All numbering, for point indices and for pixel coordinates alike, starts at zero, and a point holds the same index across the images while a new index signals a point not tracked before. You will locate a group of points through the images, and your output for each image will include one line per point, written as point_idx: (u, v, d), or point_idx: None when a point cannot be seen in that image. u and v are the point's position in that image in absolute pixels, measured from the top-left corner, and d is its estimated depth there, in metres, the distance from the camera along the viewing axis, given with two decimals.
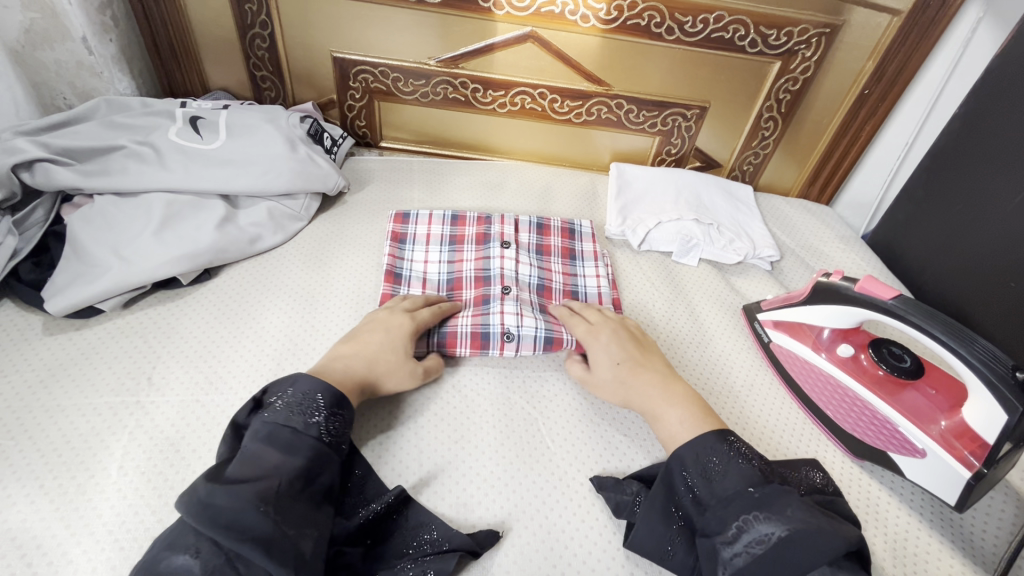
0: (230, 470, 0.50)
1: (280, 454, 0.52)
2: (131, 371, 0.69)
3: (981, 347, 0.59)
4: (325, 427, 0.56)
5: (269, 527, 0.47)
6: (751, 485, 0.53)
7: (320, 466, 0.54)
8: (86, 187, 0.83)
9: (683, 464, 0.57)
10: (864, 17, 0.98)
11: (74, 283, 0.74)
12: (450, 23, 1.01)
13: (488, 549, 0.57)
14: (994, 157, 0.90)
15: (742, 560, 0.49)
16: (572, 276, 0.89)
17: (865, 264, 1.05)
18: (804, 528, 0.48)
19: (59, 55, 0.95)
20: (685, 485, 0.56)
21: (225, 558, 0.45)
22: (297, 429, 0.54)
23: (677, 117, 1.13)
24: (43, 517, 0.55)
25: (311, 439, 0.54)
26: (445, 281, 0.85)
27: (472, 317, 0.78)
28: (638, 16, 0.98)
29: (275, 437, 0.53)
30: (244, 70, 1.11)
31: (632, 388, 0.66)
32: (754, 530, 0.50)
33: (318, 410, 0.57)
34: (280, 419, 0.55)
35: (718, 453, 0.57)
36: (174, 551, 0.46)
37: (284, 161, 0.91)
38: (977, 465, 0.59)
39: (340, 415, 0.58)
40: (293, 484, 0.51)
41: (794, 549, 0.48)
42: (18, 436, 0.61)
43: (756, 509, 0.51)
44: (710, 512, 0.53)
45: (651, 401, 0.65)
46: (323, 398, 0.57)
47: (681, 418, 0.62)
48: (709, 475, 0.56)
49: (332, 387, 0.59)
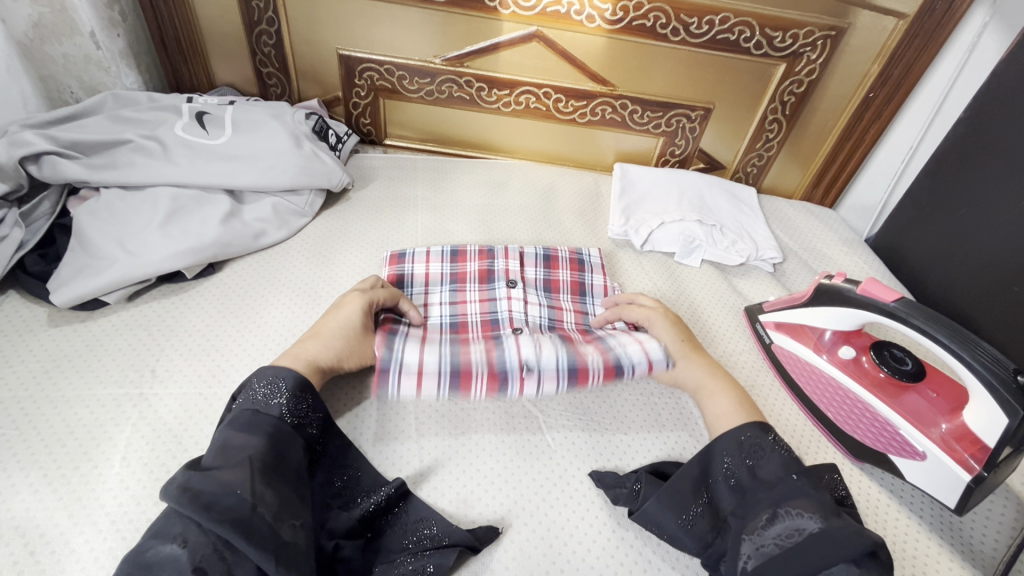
0: (206, 459, 0.51)
1: (246, 435, 0.53)
2: (135, 363, 0.69)
3: (983, 351, 0.59)
4: (287, 407, 0.57)
5: (248, 508, 0.47)
6: (794, 472, 0.55)
7: (285, 446, 0.54)
8: (93, 180, 0.83)
9: (726, 448, 0.58)
10: (870, 20, 0.98)
11: (80, 275, 0.75)
12: (456, 22, 1.02)
13: (487, 544, 0.57)
14: (998, 161, 0.90)
15: (774, 549, 0.50)
16: (584, 314, 0.83)
17: (867, 267, 1.05)
18: (842, 526, 0.49)
19: (67, 49, 0.95)
20: (724, 472, 0.57)
21: (213, 547, 0.45)
22: (257, 409, 0.55)
23: (681, 118, 1.13)
24: (46, 505, 0.55)
25: (274, 419, 0.55)
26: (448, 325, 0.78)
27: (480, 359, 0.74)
28: (644, 17, 0.98)
29: (236, 419, 0.54)
30: (251, 67, 1.12)
31: (695, 361, 0.71)
32: (786, 523, 0.51)
33: (281, 393, 0.57)
34: (245, 404, 0.56)
35: (763, 443, 0.58)
36: (164, 540, 0.45)
37: (289, 157, 0.92)
38: (976, 468, 0.60)
39: (306, 396, 0.58)
40: (265, 460, 0.52)
41: (833, 538, 0.48)
42: (22, 426, 0.61)
43: (795, 495, 0.53)
44: (750, 494, 0.55)
45: (707, 379, 0.69)
46: (282, 379, 0.58)
47: (734, 401, 0.65)
48: (753, 462, 0.57)
49: (294, 371, 0.59)
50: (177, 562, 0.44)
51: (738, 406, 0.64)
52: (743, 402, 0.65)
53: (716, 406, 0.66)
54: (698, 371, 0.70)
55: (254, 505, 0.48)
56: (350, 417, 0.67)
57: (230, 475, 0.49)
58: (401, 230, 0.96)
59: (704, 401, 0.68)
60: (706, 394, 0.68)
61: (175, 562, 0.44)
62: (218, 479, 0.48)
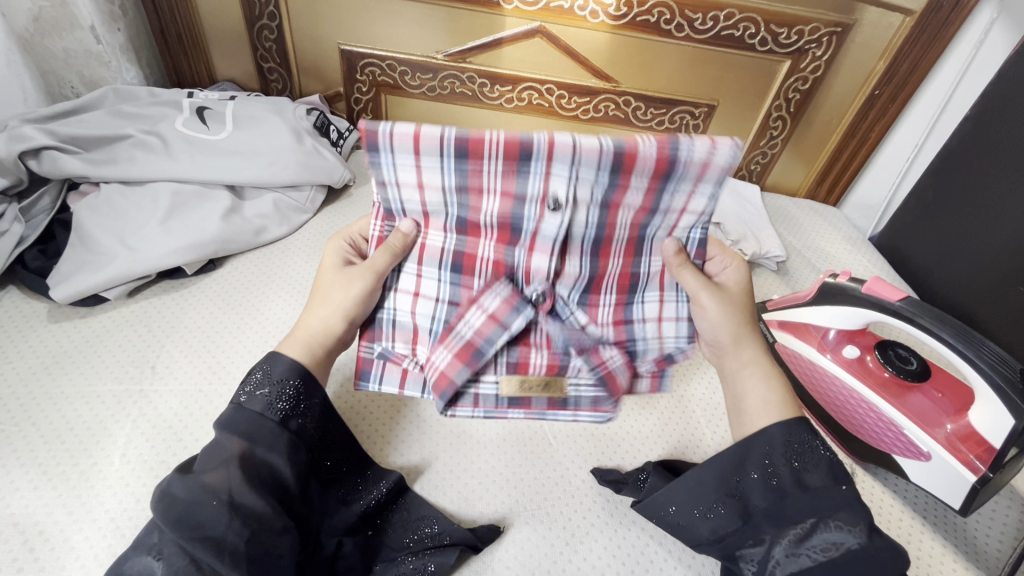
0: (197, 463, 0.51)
1: (229, 437, 0.51)
2: (134, 360, 0.69)
3: (988, 351, 0.60)
4: (270, 399, 0.53)
5: (222, 525, 0.46)
6: (841, 482, 0.52)
7: (263, 446, 0.51)
8: (94, 175, 0.83)
9: (771, 448, 0.54)
10: (876, 16, 0.97)
11: (79, 271, 0.74)
12: (459, 17, 1.01)
13: (489, 544, 0.57)
14: (1006, 159, 0.89)
15: (809, 561, 0.49)
16: (626, 317, 0.64)
17: (871, 266, 1.04)
18: (880, 544, 0.49)
19: (67, 43, 0.94)
20: (765, 471, 0.54)
21: (189, 558, 0.45)
22: (239, 405, 0.53)
23: (684, 115, 1.12)
24: (45, 501, 0.55)
25: (257, 416, 0.52)
26: (458, 224, 0.60)
27: (498, 199, 0.57)
28: (648, 12, 0.97)
29: (221, 417, 0.52)
30: (252, 62, 1.11)
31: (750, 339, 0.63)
32: (824, 535, 0.50)
33: (266, 383, 0.54)
34: (233, 399, 0.54)
35: (808, 443, 0.54)
36: (142, 551, 0.47)
37: (290, 153, 0.92)
38: (982, 469, 0.59)
39: (291, 386, 0.54)
40: (241, 463, 0.49)
41: (880, 554, 0.48)
42: (22, 422, 0.61)
43: (845, 507, 0.51)
44: (790, 502, 0.52)
45: (751, 364, 0.62)
46: (267, 370, 0.55)
47: (771, 389, 0.60)
48: (799, 466, 0.53)
49: (278, 357, 0.55)
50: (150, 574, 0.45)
51: (775, 397, 0.59)
52: (783, 390, 0.60)
53: (752, 397, 0.60)
54: (754, 350, 0.63)
55: (229, 521, 0.46)
56: (349, 414, 0.66)
57: (209, 479, 0.48)
58: None
59: (751, 382, 0.61)
60: (758, 375, 0.61)
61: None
62: (199, 485, 0.48)
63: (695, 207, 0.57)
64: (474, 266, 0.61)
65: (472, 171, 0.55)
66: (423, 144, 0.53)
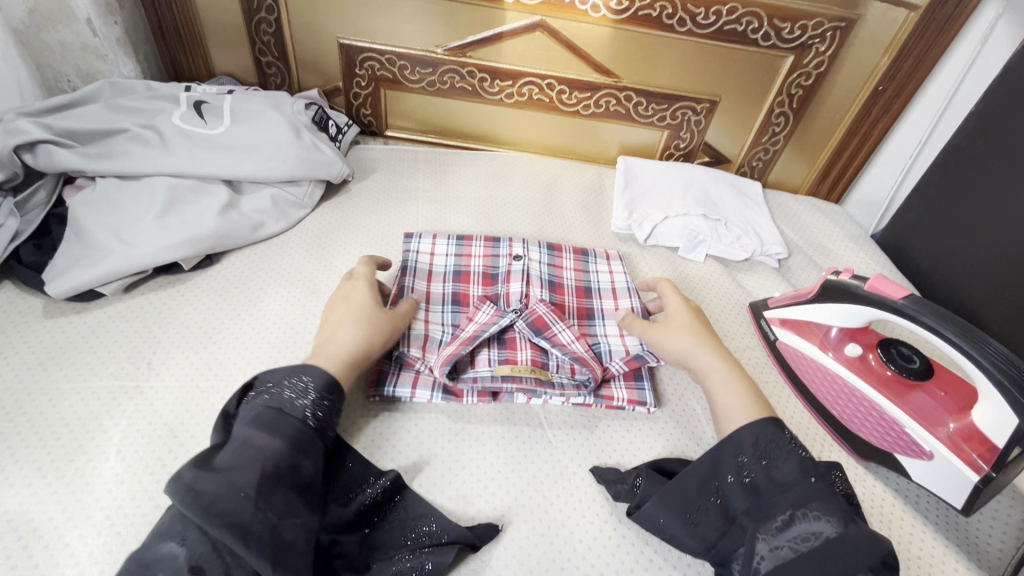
0: (223, 458, 0.49)
1: (268, 434, 0.52)
2: (130, 356, 0.68)
3: (993, 349, 0.58)
4: (312, 410, 0.55)
5: (249, 513, 0.46)
6: (811, 475, 0.53)
7: (303, 453, 0.53)
8: (89, 169, 0.82)
9: (740, 447, 0.56)
10: (880, 12, 0.96)
11: (75, 266, 0.74)
12: (459, 11, 1.00)
13: (487, 542, 0.56)
14: (1009, 156, 0.88)
15: (790, 553, 0.49)
16: (591, 336, 0.76)
17: (874, 263, 1.03)
18: (859, 533, 0.48)
19: (64, 36, 0.94)
20: (737, 469, 0.55)
21: (212, 546, 0.45)
22: (281, 408, 0.54)
23: (687, 111, 1.11)
24: (40, 499, 0.54)
25: (298, 421, 0.54)
26: (453, 272, 0.82)
27: (483, 259, 0.85)
28: (650, 7, 0.96)
29: (260, 417, 0.53)
30: (250, 56, 1.10)
31: (708, 348, 0.68)
32: (803, 525, 0.49)
33: (307, 393, 0.56)
34: (268, 402, 0.55)
35: (778, 439, 0.56)
36: (162, 538, 0.46)
37: (288, 148, 0.91)
38: (985, 468, 0.59)
39: (330, 399, 0.57)
40: (279, 466, 0.50)
41: (856, 541, 0.47)
42: (16, 418, 0.60)
43: (820, 497, 0.51)
44: (765, 498, 0.53)
45: (718, 370, 0.66)
46: (308, 378, 0.57)
47: (744, 393, 0.62)
48: (768, 462, 0.54)
49: (321, 370, 0.58)
50: (175, 561, 0.44)
51: (748, 399, 0.62)
52: (753, 393, 0.62)
53: (721, 402, 0.63)
54: (712, 359, 0.67)
55: (256, 510, 0.46)
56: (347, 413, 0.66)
57: (235, 472, 0.48)
58: (402, 222, 0.95)
59: (715, 389, 0.64)
60: (720, 381, 0.64)
61: (173, 562, 0.44)
62: (227, 476, 0.47)
63: (616, 269, 0.87)
64: (469, 302, 0.78)
65: (465, 244, 0.87)
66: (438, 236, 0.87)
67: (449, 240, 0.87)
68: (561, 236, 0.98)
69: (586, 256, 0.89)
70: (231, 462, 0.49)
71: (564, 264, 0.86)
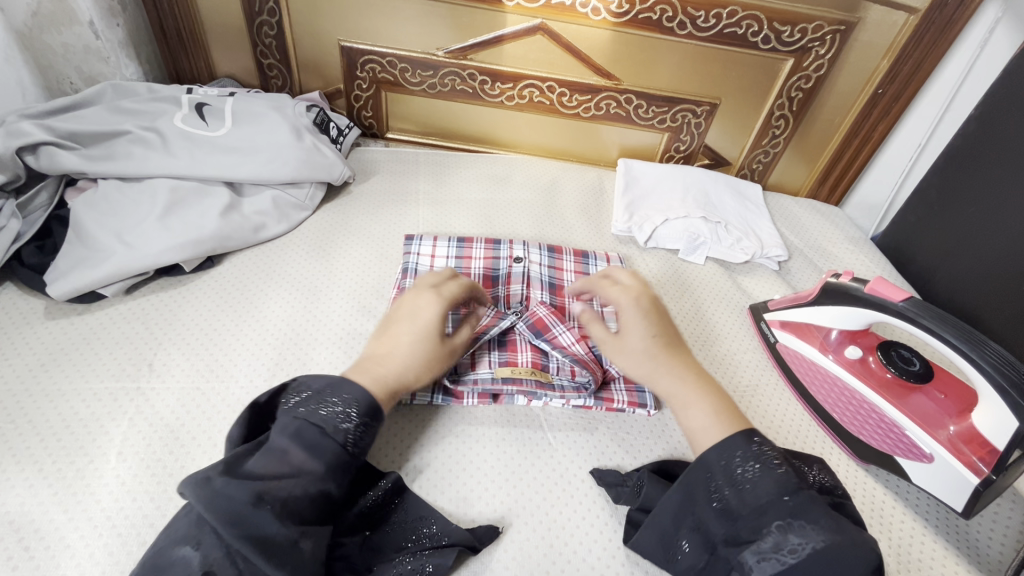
0: (256, 468, 0.48)
1: (308, 457, 0.50)
2: (131, 357, 0.69)
3: (992, 351, 0.58)
4: (352, 436, 0.53)
5: (276, 527, 0.46)
6: (786, 493, 0.49)
7: (337, 480, 0.51)
8: (91, 171, 0.82)
9: (710, 471, 0.52)
10: (880, 15, 0.96)
11: (77, 267, 0.74)
12: (460, 14, 1.00)
13: (487, 544, 0.56)
14: (1009, 159, 0.88)
15: (778, 565, 0.46)
16: None
17: (874, 266, 1.03)
18: (842, 540, 0.45)
19: (66, 39, 0.94)
20: (708, 495, 0.52)
21: (225, 551, 0.45)
22: (323, 430, 0.51)
23: (687, 113, 1.12)
24: (41, 500, 0.55)
25: (338, 447, 0.51)
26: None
27: (483, 261, 0.85)
28: (650, 10, 0.97)
29: (302, 434, 0.51)
30: (252, 58, 1.10)
31: (668, 365, 0.62)
32: (785, 541, 0.46)
33: (350, 418, 0.53)
34: (308, 417, 0.52)
35: (747, 456, 0.52)
36: (178, 542, 0.46)
37: (289, 150, 0.91)
38: (985, 471, 0.59)
39: (372, 424, 0.54)
40: (309, 491, 0.49)
41: (845, 552, 0.45)
42: (18, 420, 0.61)
43: (795, 516, 0.47)
44: (742, 524, 0.49)
45: (684, 386, 0.60)
46: (353, 402, 0.53)
47: (713, 412, 0.58)
48: (739, 483, 0.51)
49: (368, 395, 0.55)
50: (189, 566, 0.44)
51: (718, 418, 0.57)
52: (722, 411, 0.58)
53: (691, 420, 0.58)
54: (676, 376, 0.62)
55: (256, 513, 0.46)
56: None
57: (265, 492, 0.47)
58: (403, 224, 0.95)
59: (678, 413, 0.60)
60: (679, 405, 0.60)
61: (187, 566, 0.44)
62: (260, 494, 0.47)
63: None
64: None
65: (466, 245, 0.87)
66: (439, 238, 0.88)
67: (450, 241, 0.87)
68: (561, 238, 0.98)
69: (587, 257, 0.89)
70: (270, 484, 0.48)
71: (564, 265, 0.87)
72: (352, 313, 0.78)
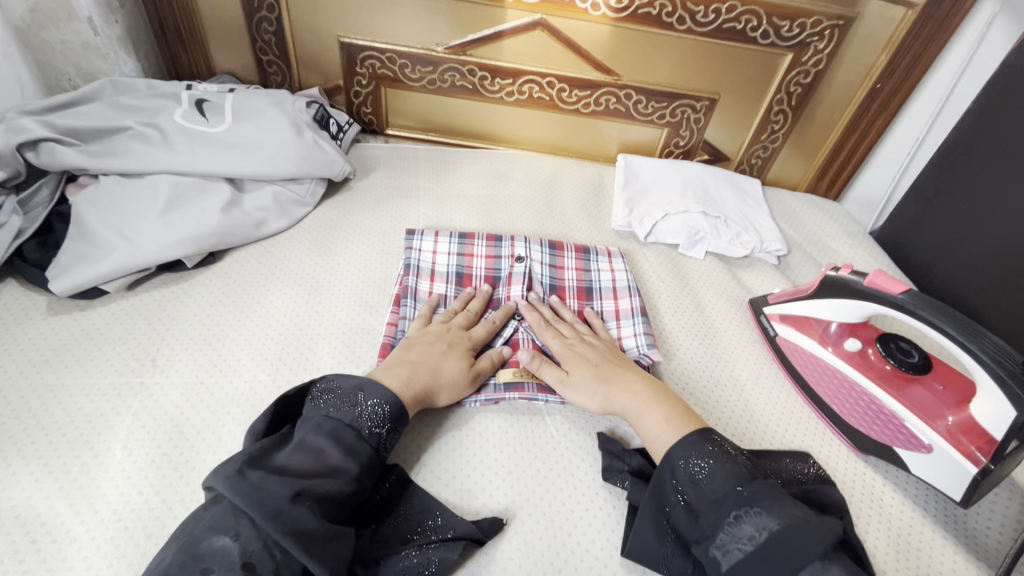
0: (292, 462, 0.51)
1: (342, 455, 0.53)
2: (135, 353, 0.69)
3: (991, 343, 0.59)
4: (382, 440, 0.56)
5: (314, 522, 0.47)
6: (739, 484, 0.51)
7: (368, 478, 0.54)
8: (92, 167, 0.82)
9: (672, 473, 0.55)
10: (877, 10, 0.97)
11: (79, 263, 0.74)
12: (461, 9, 1.00)
13: (492, 536, 0.57)
14: (1006, 154, 0.89)
15: (740, 554, 0.48)
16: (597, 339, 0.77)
17: (872, 259, 1.04)
18: (794, 525, 0.48)
19: (65, 35, 0.93)
20: (673, 494, 0.54)
21: (264, 543, 0.45)
22: (358, 432, 0.55)
23: (686, 109, 1.12)
24: (47, 495, 0.55)
25: (371, 449, 0.55)
26: (454, 273, 0.82)
27: (485, 259, 0.85)
28: (650, 5, 0.97)
29: (339, 435, 0.54)
30: (251, 55, 1.10)
31: (618, 386, 0.65)
32: (743, 530, 0.49)
33: (382, 421, 0.57)
34: (344, 418, 0.55)
35: (703, 454, 0.54)
36: (215, 531, 0.46)
37: (291, 146, 0.91)
38: (983, 461, 0.59)
39: (399, 428, 0.58)
40: (343, 489, 0.51)
41: (794, 535, 0.47)
42: (22, 415, 0.61)
43: (749, 504, 0.50)
44: (703, 518, 0.51)
45: (637, 400, 0.64)
46: (386, 405, 0.57)
47: (665, 418, 0.61)
48: (698, 481, 0.53)
49: (399, 399, 0.59)
50: (230, 555, 0.44)
51: (670, 422, 0.60)
52: (672, 414, 0.61)
53: (647, 431, 0.61)
54: (627, 394, 0.64)
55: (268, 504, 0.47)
56: None
57: (299, 483, 0.49)
58: (404, 220, 0.96)
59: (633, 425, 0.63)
60: (633, 419, 0.63)
61: (227, 556, 0.44)
62: (297, 487, 0.49)
63: (618, 267, 0.88)
64: None
65: (468, 242, 0.87)
66: (440, 235, 0.87)
67: (451, 237, 0.87)
68: (560, 234, 0.98)
69: (589, 252, 0.90)
70: (306, 478, 0.50)
71: (566, 263, 0.87)
72: (354, 309, 0.79)
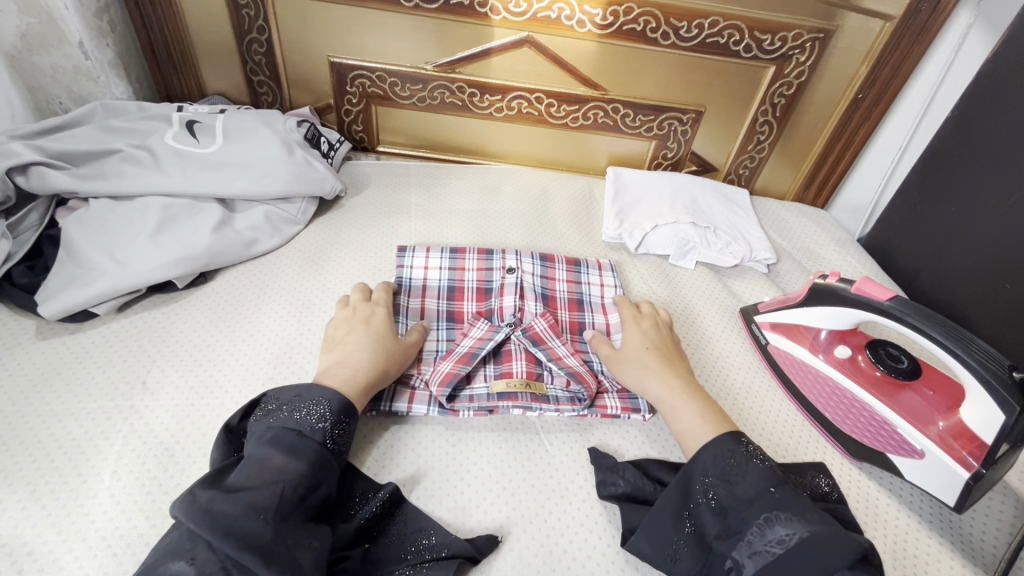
0: (238, 476, 0.51)
1: (286, 457, 0.53)
2: (125, 376, 0.68)
3: (977, 348, 0.59)
4: (330, 433, 0.57)
5: (270, 534, 0.47)
6: (772, 485, 0.53)
7: (323, 475, 0.54)
8: (82, 190, 0.82)
9: (704, 469, 0.56)
10: (857, 22, 0.99)
11: (69, 287, 0.74)
12: (448, 28, 1.02)
13: (487, 554, 0.56)
14: (986, 160, 0.91)
15: (769, 556, 0.49)
16: (585, 352, 0.76)
17: (861, 266, 1.05)
18: (829, 534, 0.48)
19: (56, 60, 0.94)
20: (703, 491, 0.55)
21: (220, 564, 0.45)
22: (302, 432, 0.55)
23: (673, 121, 1.13)
24: (34, 522, 0.54)
25: (318, 445, 0.55)
26: (446, 287, 0.83)
27: (477, 272, 0.86)
28: (634, 21, 0.99)
29: (280, 439, 0.54)
30: (242, 76, 1.11)
31: (663, 375, 0.68)
32: (774, 532, 0.50)
33: (325, 418, 0.57)
34: (286, 424, 0.56)
35: (736, 454, 0.56)
36: (172, 557, 0.46)
37: (282, 165, 0.92)
38: (976, 465, 0.59)
39: (348, 422, 0.59)
40: (297, 488, 0.51)
41: (824, 543, 0.48)
42: (10, 442, 0.60)
43: (779, 508, 0.51)
44: (732, 516, 0.52)
45: (672, 392, 0.66)
46: (327, 402, 0.58)
47: (700, 414, 0.63)
48: (730, 481, 0.54)
49: (336, 394, 0.60)
50: None
51: (705, 418, 0.63)
52: (707, 411, 0.64)
53: (680, 422, 0.64)
54: (665, 386, 0.67)
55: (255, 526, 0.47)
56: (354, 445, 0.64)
57: (260, 497, 0.49)
58: (396, 236, 0.96)
59: (668, 417, 0.65)
60: (669, 410, 0.65)
61: None
62: (248, 500, 0.48)
63: (608, 280, 0.89)
64: (462, 318, 0.79)
65: (459, 256, 0.87)
66: (432, 250, 0.88)
67: (443, 251, 0.88)
68: (552, 247, 0.99)
69: (579, 264, 0.91)
70: (257, 488, 0.49)
71: (557, 274, 0.87)
72: None
